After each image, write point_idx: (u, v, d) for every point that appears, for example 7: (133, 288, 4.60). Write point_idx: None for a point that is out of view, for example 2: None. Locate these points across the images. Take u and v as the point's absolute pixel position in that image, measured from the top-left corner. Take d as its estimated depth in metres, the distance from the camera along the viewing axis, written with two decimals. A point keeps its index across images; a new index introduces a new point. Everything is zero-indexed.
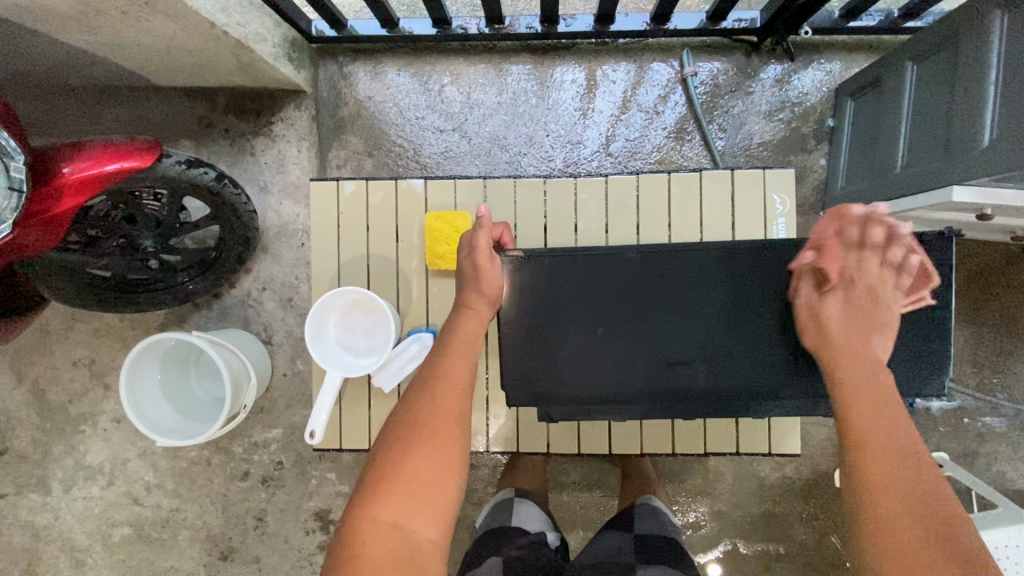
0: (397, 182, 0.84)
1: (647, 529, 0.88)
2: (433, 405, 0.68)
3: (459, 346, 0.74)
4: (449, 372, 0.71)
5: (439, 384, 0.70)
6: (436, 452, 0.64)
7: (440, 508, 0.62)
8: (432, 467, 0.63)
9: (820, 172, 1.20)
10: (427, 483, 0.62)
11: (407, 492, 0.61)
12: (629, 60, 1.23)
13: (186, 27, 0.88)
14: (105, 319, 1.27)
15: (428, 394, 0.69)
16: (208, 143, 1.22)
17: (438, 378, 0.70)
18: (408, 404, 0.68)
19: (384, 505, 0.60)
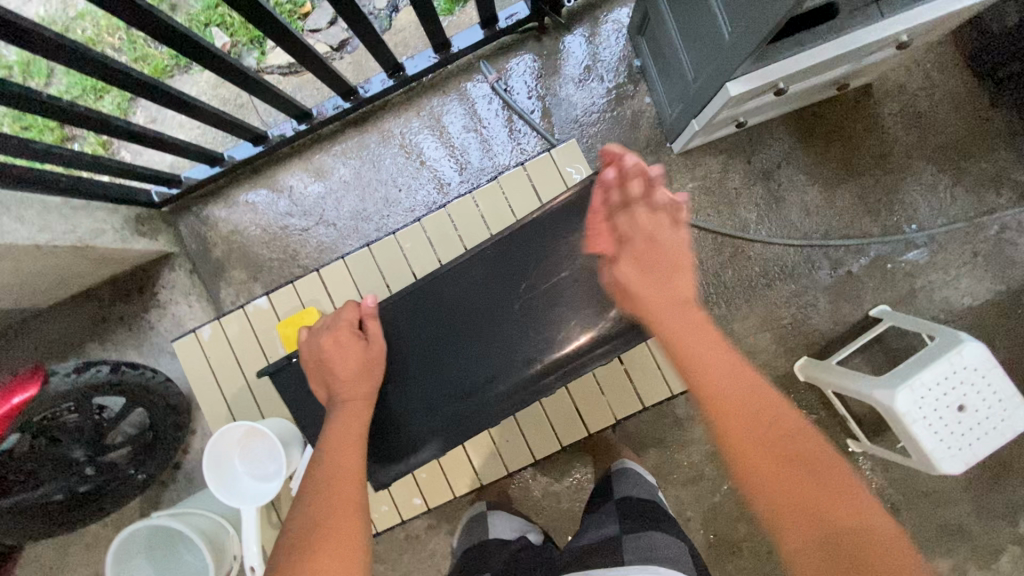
0: (244, 308, 0.88)
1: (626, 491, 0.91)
2: (328, 501, 0.63)
3: (346, 435, 0.70)
4: (338, 468, 0.67)
5: (332, 482, 0.65)
6: (340, 550, 0.58)
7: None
8: (339, 564, 0.57)
9: (650, 110, 1.24)
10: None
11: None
12: (440, 93, 1.29)
13: (18, 257, 0.95)
14: (92, 532, 1.31)
15: (323, 492, 0.64)
16: (110, 336, 1.28)
17: (326, 477, 0.66)
18: (303, 510, 0.63)
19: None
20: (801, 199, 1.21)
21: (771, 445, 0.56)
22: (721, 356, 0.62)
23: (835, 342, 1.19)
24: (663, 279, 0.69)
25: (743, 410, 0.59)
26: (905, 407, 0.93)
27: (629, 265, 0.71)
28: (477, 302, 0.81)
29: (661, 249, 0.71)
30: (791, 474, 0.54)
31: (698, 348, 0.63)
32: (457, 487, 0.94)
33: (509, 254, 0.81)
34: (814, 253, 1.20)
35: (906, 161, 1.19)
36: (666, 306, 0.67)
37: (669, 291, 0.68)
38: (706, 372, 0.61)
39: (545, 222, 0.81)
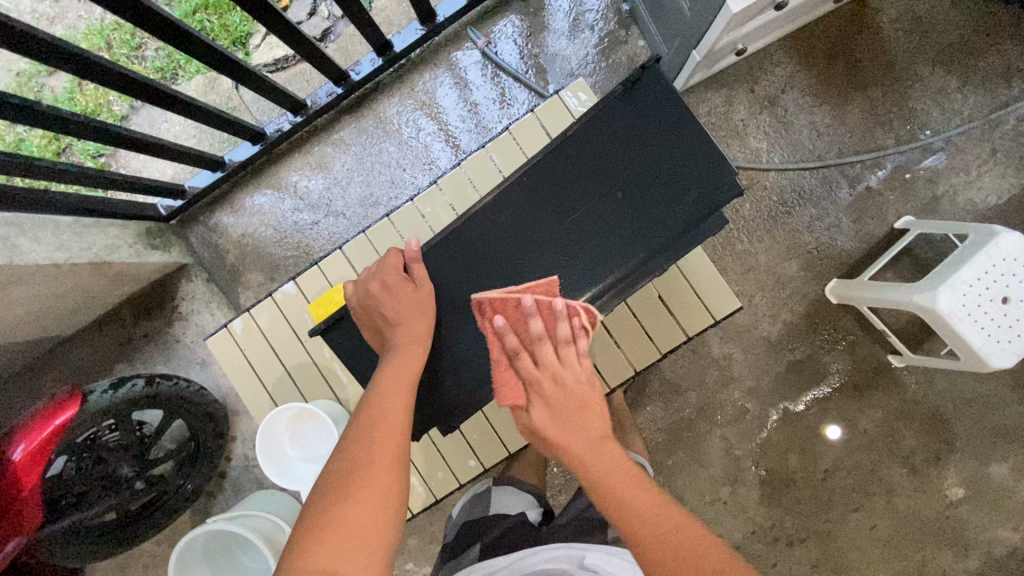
0: (273, 296, 0.87)
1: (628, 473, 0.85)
2: (370, 445, 0.63)
3: (398, 381, 0.70)
4: (385, 414, 0.67)
5: (379, 429, 0.65)
6: (375, 495, 0.60)
7: (374, 553, 0.57)
8: (369, 511, 0.58)
9: (645, 52, 1.22)
10: (360, 529, 0.57)
11: (342, 540, 0.56)
12: (431, 67, 1.27)
13: (39, 279, 0.94)
14: (148, 551, 1.32)
15: (369, 431, 0.65)
16: (138, 355, 1.28)
17: (374, 419, 0.66)
18: (349, 445, 0.64)
19: (315, 554, 0.55)
20: (810, 120, 1.19)
21: (683, 547, 0.56)
22: (627, 475, 0.63)
23: (864, 260, 1.17)
24: (579, 422, 0.67)
25: (599, 474, 0.63)
26: (949, 306, 0.92)
27: (541, 412, 0.68)
28: (516, 233, 0.79)
29: (564, 388, 0.69)
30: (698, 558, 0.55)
31: (603, 462, 0.63)
32: (510, 443, 0.93)
33: (540, 181, 0.79)
34: (830, 173, 1.18)
35: (913, 68, 1.17)
36: (567, 427, 0.67)
37: (584, 431, 0.66)
38: (591, 471, 0.63)
39: (570, 143, 0.79)
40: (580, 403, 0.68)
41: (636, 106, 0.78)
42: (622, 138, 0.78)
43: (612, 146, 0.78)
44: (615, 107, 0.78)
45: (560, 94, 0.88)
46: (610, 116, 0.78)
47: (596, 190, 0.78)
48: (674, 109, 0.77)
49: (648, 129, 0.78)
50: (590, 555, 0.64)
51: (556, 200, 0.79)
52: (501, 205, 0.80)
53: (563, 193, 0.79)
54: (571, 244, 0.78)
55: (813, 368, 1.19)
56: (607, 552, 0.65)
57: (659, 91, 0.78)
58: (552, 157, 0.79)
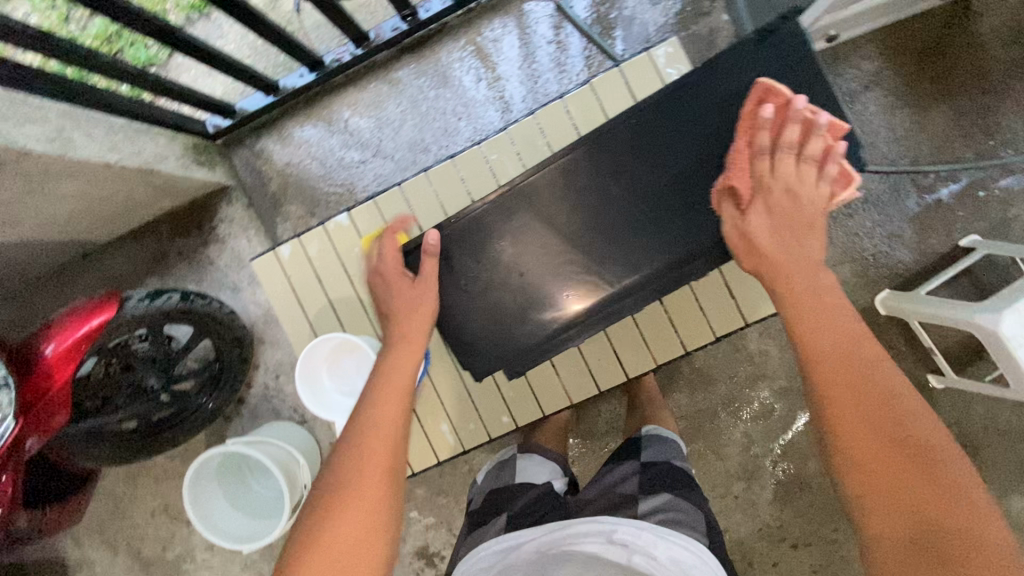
0: (325, 225, 0.85)
1: (661, 447, 0.80)
2: (357, 455, 0.62)
3: (390, 384, 0.69)
4: (375, 418, 0.65)
5: (366, 437, 0.63)
6: (367, 505, 0.59)
7: (372, 563, 0.57)
8: (364, 521, 0.58)
9: (727, 27, 1.16)
10: (354, 538, 0.57)
11: (334, 555, 0.55)
12: (502, 14, 1.22)
13: (89, 178, 0.92)
14: (159, 465, 1.34)
15: (359, 437, 0.63)
16: (170, 271, 1.27)
17: (358, 424, 0.65)
18: (341, 453, 0.63)
19: (309, 571, 0.55)
20: (889, 122, 1.13)
21: (871, 422, 0.56)
22: (844, 325, 0.63)
23: (920, 274, 1.14)
24: (795, 238, 0.70)
25: (831, 364, 0.60)
26: (1012, 331, 0.89)
27: (759, 217, 0.72)
28: (630, 181, 0.80)
29: (799, 204, 0.72)
30: (881, 433, 0.55)
31: (822, 303, 0.65)
32: (546, 406, 0.92)
33: (662, 129, 0.80)
34: (901, 180, 1.13)
35: (1008, 80, 1.11)
36: (792, 259, 0.69)
37: (804, 253, 0.69)
38: (813, 332, 0.63)
39: (699, 92, 0.79)
40: (801, 220, 0.71)
41: (775, 57, 0.79)
42: (752, 98, 0.79)
43: (742, 102, 0.79)
44: (752, 55, 0.79)
45: (652, 51, 0.84)
46: (744, 72, 0.79)
47: (728, 139, 0.78)
48: (811, 66, 0.79)
49: (785, 83, 0.78)
50: (620, 528, 0.62)
51: (686, 144, 0.79)
52: (618, 149, 0.80)
53: (695, 137, 0.79)
54: (696, 190, 0.79)
55: None
56: (637, 527, 0.62)
57: (799, 49, 0.78)
58: (688, 96, 0.79)
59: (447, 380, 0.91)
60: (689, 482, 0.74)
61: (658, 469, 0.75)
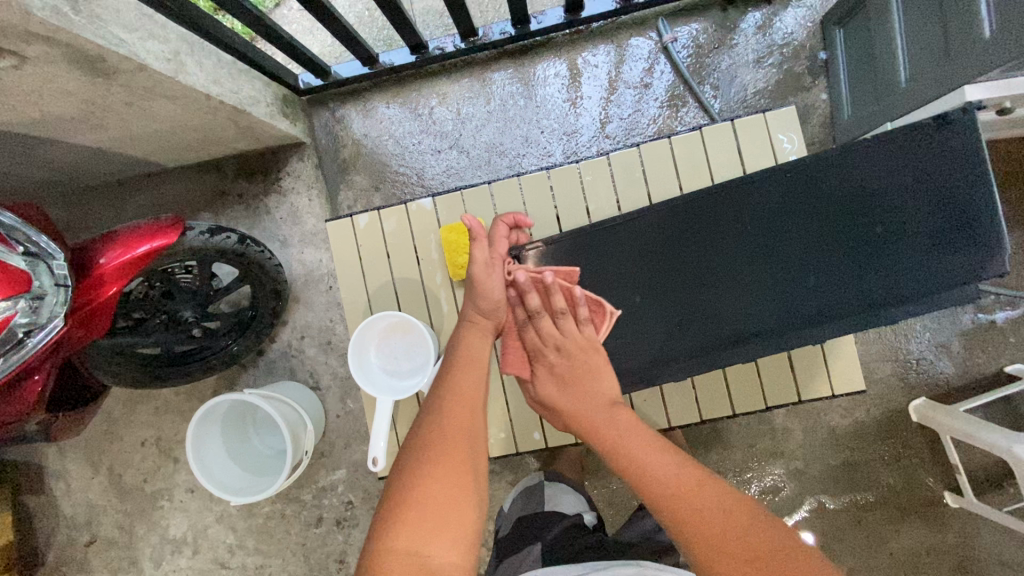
0: (407, 205, 0.85)
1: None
2: (444, 426, 0.62)
3: (466, 365, 0.69)
4: (458, 392, 0.66)
5: (449, 407, 0.65)
6: (453, 475, 0.58)
7: (462, 532, 0.56)
8: (452, 489, 0.57)
9: (823, 107, 1.18)
10: (443, 506, 0.56)
11: (426, 519, 0.55)
12: (607, 42, 1.24)
13: (186, 103, 0.93)
14: (163, 396, 1.32)
15: (439, 412, 0.64)
16: (225, 210, 1.27)
17: (441, 395, 0.66)
18: (425, 423, 0.63)
19: (404, 529, 0.54)
20: None
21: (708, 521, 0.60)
22: (665, 453, 0.66)
23: (958, 390, 1.13)
24: (587, 380, 0.75)
25: (664, 493, 0.63)
26: None
27: (546, 384, 0.77)
28: (762, 228, 0.82)
29: (569, 364, 0.76)
30: (721, 535, 0.59)
31: (638, 445, 0.67)
32: (582, 434, 0.91)
33: (810, 188, 0.80)
34: None
35: None
36: (589, 403, 0.74)
37: (595, 395, 0.74)
38: (628, 454, 0.67)
39: (854, 157, 0.78)
40: (586, 368, 0.76)
41: (926, 150, 0.76)
42: (908, 174, 0.77)
43: (894, 176, 0.77)
44: (905, 139, 0.77)
45: (765, 113, 0.87)
46: (907, 148, 0.77)
47: (849, 216, 0.79)
48: (967, 164, 0.75)
49: (930, 175, 0.76)
50: None
51: (804, 213, 0.80)
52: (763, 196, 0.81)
53: (814, 208, 0.80)
54: (803, 260, 0.80)
55: (865, 475, 1.15)
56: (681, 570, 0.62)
57: (955, 143, 0.75)
58: (818, 169, 0.79)
59: (496, 384, 0.90)
60: None
61: None
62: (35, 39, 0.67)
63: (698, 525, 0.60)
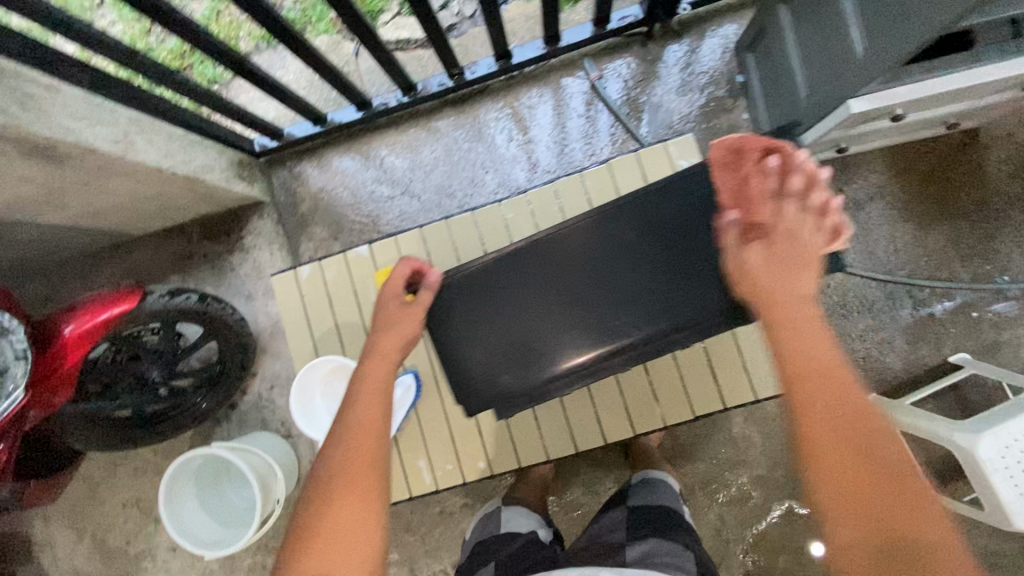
0: (346, 254, 0.91)
1: (639, 502, 0.92)
2: (347, 457, 0.64)
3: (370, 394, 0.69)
4: (362, 422, 0.67)
5: (350, 432, 0.66)
6: (357, 507, 0.61)
7: (364, 560, 0.59)
8: (354, 515, 0.60)
9: (746, 125, 1.25)
10: (343, 537, 0.59)
11: (328, 548, 0.58)
12: (539, 85, 1.32)
13: (140, 177, 1.00)
14: (142, 456, 1.36)
15: (344, 444, 0.65)
16: (193, 271, 1.34)
17: (344, 425, 0.67)
18: (330, 455, 0.65)
19: (309, 558, 0.58)
20: (891, 234, 1.19)
21: (836, 428, 0.55)
22: (829, 342, 0.60)
23: (907, 383, 1.16)
24: (792, 269, 0.66)
25: (840, 395, 0.57)
26: (987, 454, 0.91)
27: (756, 250, 0.68)
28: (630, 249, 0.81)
29: (796, 247, 0.67)
30: (874, 443, 0.54)
31: (812, 335, 0.61)
32: (522, 459, 0.92)
33: (681, 201, 0.81)
34: (896, 290, 1.18)
35: (1010, 209, 1.15)
36: (785, 288, 0.64)
37: (802, 281, 0.65)
38: (796, 353, 0.60)
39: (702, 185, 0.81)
40: (803, 254, 0.67)
41: None
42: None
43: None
44: None
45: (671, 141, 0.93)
46: None
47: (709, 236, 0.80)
48: None
49: None
50: None
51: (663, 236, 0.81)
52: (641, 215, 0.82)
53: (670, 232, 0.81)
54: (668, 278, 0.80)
55: None
56: None
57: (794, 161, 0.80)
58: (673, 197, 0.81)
59: (432, 412, 0.92)
60: (675, 522, 0.86)
61: (644, 515, 0.88)
62: None
63: (851, 487, 0.53)
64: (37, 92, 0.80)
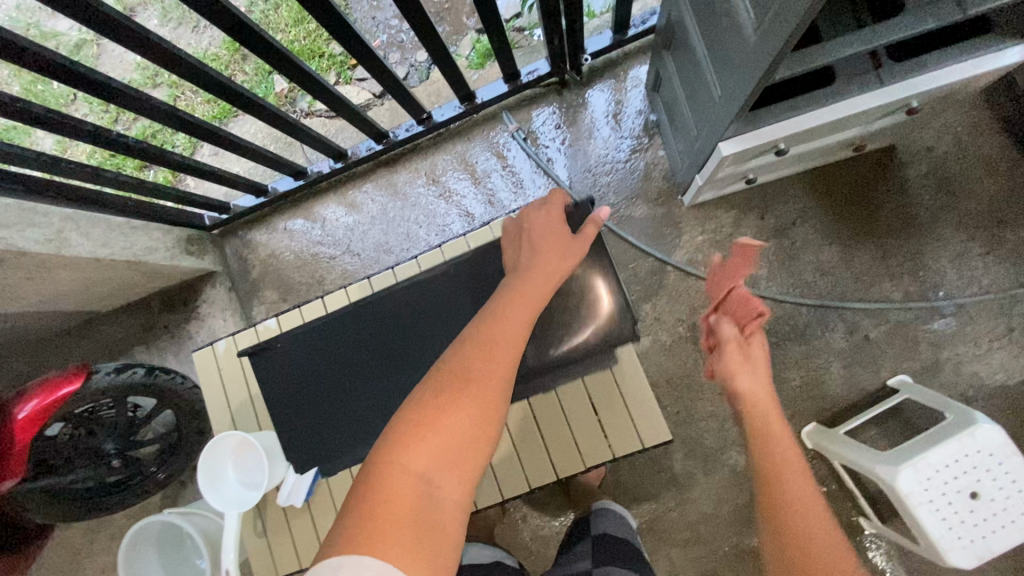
0: (257, 327, 0.96)
1: (604, 530, 0.84)
2: (482, 359, 0.59)
3: (506, 318, 0.63)
4: (500, 333, 0.61)
5: (493, 332, 0.61)
6: (468, 418, 0.56)
7: (469, 475, 0.55)
8: (474, 430, 0.55)
9: (663, 161, 1.27)
10: (456, 448, 0.54)
11: (445, 449, 0.54)
12: (465, 139, 1.38)
13: (80, 267, 1.08)
14: (116, 521, 1.42)
15: (475, 350, 0.59)
16: (154, 341, 1.42)
17: (490, 334, 0.61)
18: (456, 358, 0.59)
19: (418, 453, 0.53)
20: (817, 257, 1.18)
21: (796, 493, 0.61)
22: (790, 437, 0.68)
23: (847, 408, 1.14)
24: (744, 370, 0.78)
25: (784, 461, 0.64)
26: (908, 487, 0.87)
27: (735, 358, 0.81)
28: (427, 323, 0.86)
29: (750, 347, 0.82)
30: (822, 516, 0.59)
31: (771, 418, 0.71)
32: None
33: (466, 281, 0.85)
34: (828, 314, 1.16)
35: (935, 224, 1.14)
36: (759, 378, 0.77)
37: (755, 377, 0.77)
38: (766, 436, 0.69)
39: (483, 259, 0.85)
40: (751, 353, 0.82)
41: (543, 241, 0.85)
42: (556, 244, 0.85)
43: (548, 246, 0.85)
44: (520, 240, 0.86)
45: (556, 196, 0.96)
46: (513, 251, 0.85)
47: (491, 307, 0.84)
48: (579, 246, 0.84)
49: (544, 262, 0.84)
50: None
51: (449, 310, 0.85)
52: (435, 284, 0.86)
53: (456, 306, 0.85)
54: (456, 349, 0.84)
55: None
56: None
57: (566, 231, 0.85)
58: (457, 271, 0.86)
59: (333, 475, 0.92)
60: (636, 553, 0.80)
61: (608, 547, 0.80)
62: None
63: (798, 550, 0.58)
64: None
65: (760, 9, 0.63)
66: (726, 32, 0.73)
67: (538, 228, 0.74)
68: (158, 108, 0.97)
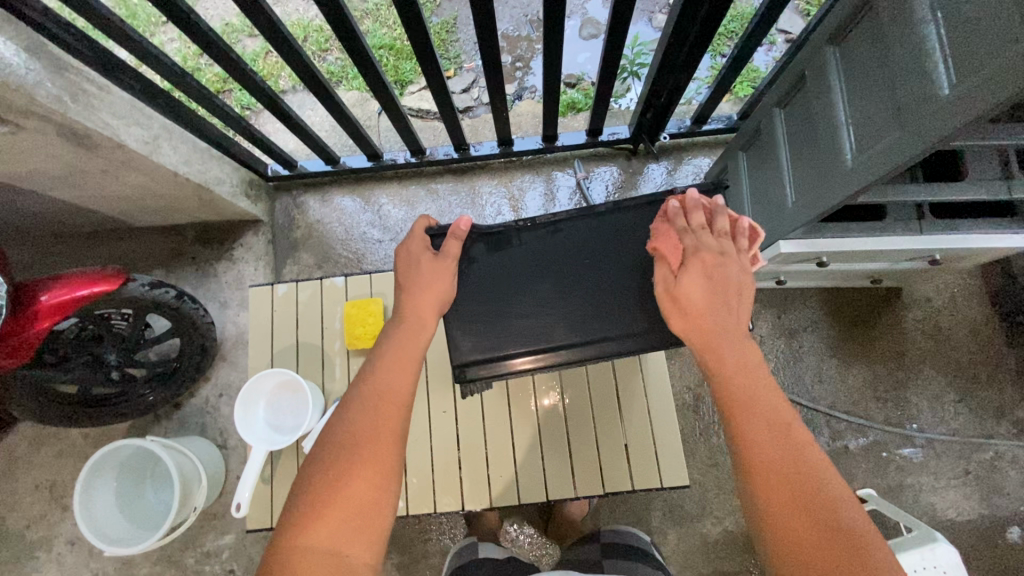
0: (322, 280, 0.99)
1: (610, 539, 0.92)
2: (372, 421, 0.61)
3: (402, 358, 0.67)
4: (387, 387, 0.65)
5: (369, 395, 0.64)
6: (359, 502, 0.56)
7: (379, 536, 0.56)
8: (374, 489, 0.57)
9: None
10: (365, 508, 0.56)
11: (350, 518, 0.55)
12: (535, 174, 1.48)
13: (156, 176, 1.10)
14: (70, 439, 1.34)
15: (368, 415, 0.61)
16: (177, 270, 1.41)
17: (385, 372, 0.66)
18: (345, 427, 0.61)
19: (322, 532, 0.54)
20: (817, 365, 1.31)
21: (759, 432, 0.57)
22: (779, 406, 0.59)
23: None
24: (726, 306, 0.65)
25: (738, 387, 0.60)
26: None
27: (693, 281, 0.67)
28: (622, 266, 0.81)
29: (725, 269, 0.68)
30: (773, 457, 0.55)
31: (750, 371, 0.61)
32: (441, 504, 0.92)
33: (591, 254, 0.82)
34: (817, 418, 1.28)
35: (920, 362, 1.29)
36: (725, 319, 0.64)
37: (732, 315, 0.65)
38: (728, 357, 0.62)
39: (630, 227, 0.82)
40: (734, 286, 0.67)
41: None
42: (596, 241, 0.82)
43: (604, 240, 0.82)
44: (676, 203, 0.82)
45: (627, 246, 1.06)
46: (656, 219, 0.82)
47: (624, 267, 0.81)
48: None
49: None
50: None
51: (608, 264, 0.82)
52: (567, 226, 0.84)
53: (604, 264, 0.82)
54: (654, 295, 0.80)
55: None
56: None
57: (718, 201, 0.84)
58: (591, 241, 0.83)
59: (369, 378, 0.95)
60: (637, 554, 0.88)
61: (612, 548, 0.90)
62: (34, 116, 0.83)
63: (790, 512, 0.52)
64: (91, 90, 0.91)
65: (864, 143, 0.76)
66: (822, 149, 0.87)
67: (421, 272, 0.76)
68: (295, 55, 1.03)
